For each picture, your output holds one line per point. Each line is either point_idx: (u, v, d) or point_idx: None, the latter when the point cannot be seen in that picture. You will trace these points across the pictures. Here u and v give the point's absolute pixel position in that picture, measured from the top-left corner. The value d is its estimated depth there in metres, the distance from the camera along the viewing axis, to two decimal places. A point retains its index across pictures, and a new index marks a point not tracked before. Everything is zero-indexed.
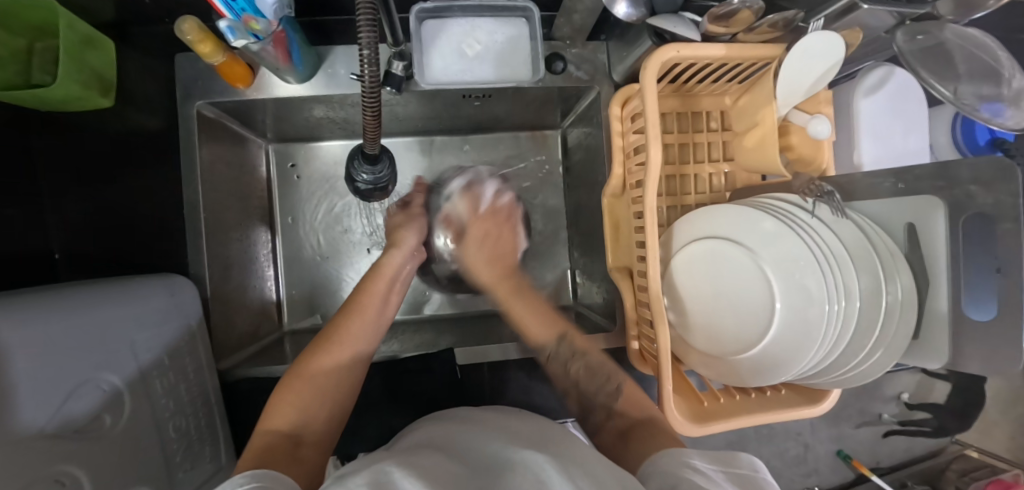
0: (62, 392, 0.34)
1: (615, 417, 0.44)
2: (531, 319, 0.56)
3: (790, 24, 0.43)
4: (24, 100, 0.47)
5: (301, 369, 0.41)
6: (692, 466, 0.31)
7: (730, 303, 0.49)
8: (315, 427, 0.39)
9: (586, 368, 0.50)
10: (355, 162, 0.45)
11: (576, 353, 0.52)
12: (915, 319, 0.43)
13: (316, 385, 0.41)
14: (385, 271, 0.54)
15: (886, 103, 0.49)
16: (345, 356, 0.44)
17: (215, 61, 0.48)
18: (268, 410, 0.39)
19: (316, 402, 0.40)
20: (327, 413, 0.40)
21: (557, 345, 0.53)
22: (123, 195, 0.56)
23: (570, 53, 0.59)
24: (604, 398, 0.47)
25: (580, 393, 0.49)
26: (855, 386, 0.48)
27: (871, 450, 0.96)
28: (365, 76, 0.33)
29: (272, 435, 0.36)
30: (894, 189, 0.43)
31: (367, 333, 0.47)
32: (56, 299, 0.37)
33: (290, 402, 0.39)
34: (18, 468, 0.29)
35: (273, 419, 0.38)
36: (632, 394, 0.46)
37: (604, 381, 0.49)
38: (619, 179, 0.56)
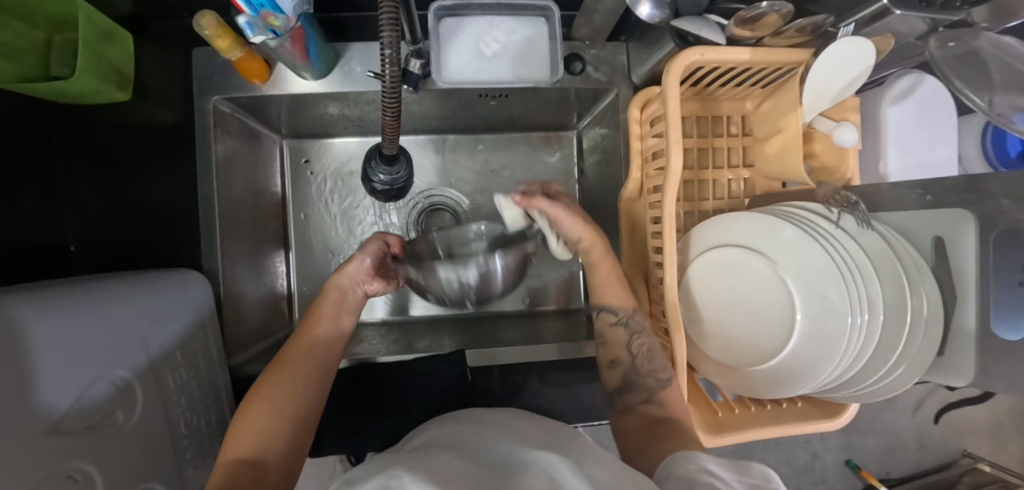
0: (75, 388, 0.34)
1: (651, 404, 0.45)
2: (613, 290, 0.52)
3: (819, 28, 0.43)
4: (42, 92, 0.47)
5: (258, 392, 0.39)
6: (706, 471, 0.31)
7: (749, 313, 0.48)
8: (280, 448, 0.37)
9: (647, 348, 0.48)
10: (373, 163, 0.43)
11: (643, 331, 0.49)
12: (940, 335, 0.41)
13: (275, 408, 0.38)
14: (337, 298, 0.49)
15: (914, 112, 0.48)
16: (300, 375, 0.41)
17: (232, 56, 0.48)
18: (228, 436, 0.37)
19: (278, 423, 0.38)
20: (291, 433, 0.38)
21: (629, 316, 0.51)
22: (137, 189, 0.56)
23: (589, 54, 0.57)
24: (649, 386, 0.46)
25: (633, 371, 0.48)
26: (874, 401, 0.46)
27: (879, 460, 0.96)
28: (385, 75, 0.32)
29: (232, 464, 0.34)
30: (922, 200, 0.42)
31: (322, 348, 0.45)
32: (68, 296, 0.37)
33: (251, 427, 0.37)
34: (27, 467, 0.29)
35: (233, 447, 0.36)
36: (676, 391, 0.45)
37: (659, 367, 0.47)
38: (637, 183, 0.55)
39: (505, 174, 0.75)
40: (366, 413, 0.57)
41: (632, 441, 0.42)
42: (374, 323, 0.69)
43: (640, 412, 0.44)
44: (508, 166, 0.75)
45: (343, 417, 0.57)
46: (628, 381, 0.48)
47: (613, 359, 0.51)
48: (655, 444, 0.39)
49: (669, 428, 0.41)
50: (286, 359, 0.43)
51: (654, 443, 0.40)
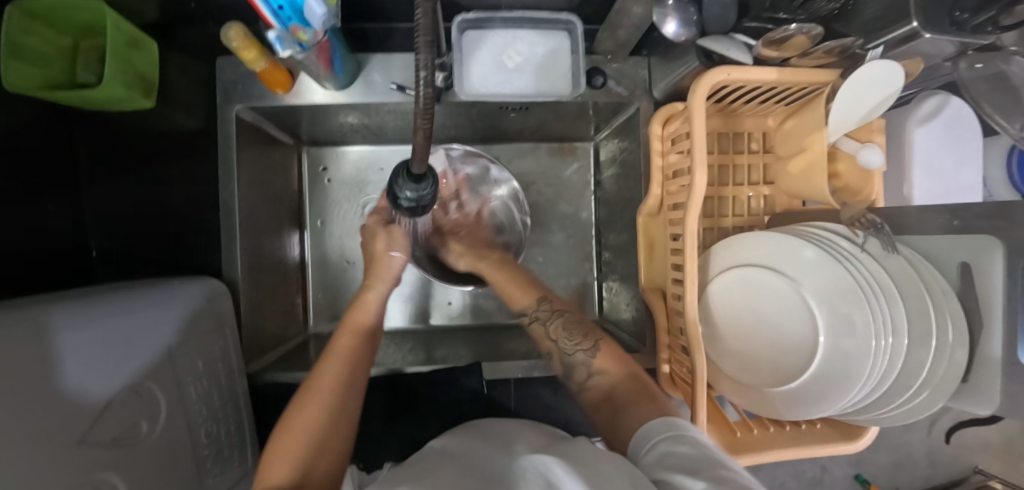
0: (99, 402, 0.34)
1: (595, 376, 0.46)
2: (513, 287, 0.58)
3: (848, 50, 0.42)
4: (70, 98, 0.48)
5: (291, 418, 0.40)
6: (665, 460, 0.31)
7: (767, 331, 0.48)
8: (315, 474, 0.37)
9: (565, 327, 0.51)
10: (399, 178, 0.38)
11: (553, 315, 0.53)
12: (965, 363, 0.41)
13: (311, 430, 0.40)
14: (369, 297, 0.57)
15: (941, 135, 0.48)
16: (330, 392, 0.43)
17: (256, 67, 0.48)
18: (262, 467, 0.37)
19: (309, 450, 0.38)
20: (324, 460, 0.39)
21: (537, 308, 0.55)
22: (159, 195, 0.56)
23: (611, 68, 0.57)
24: (582, 360, 0.48)
25: (563, 354, 0.50)
26: (895, 426, 0.46)
27: (889, 475, 0.96)
28: (418, 91, 0.29)
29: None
30: (949, 225, 0.42)
31: (350, 364, 0.47)
32: (84, 313, 0.37)
33: (283, 456, 0.37)
34: (55, 480, 0.29)
35: (264, 478, 0.36)
36: (606, 357, 0.47)
37: (580, 340, 0.49)
38: (656, 199, 0.55)
39: (520, 185, 0.75)
40: (382, 422, 0.57)
41: (605, 412, 0.42)
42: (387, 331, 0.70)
43: (591, 386, 0.46)
44: (524, 176, 0.75)
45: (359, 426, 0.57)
46: (565, 364, 0.49)
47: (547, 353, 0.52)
48: (615, 419, 0.40)
49: None
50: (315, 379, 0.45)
51: (614, 419, 0.40)
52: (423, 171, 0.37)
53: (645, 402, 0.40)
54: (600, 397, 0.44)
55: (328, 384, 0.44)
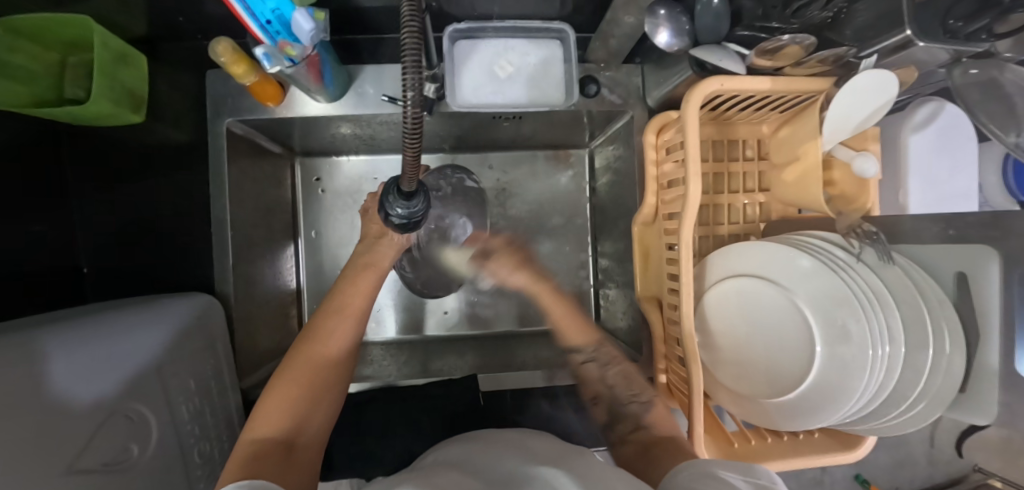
0: (88, 429, 0.33)
1: (641, 430, 0.43)
2: (574, 328, 0.57)
3: (841, 59, 0.42)
4: (57, 115, 0.47)
5: (285, 373, 0.43)
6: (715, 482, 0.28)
7: (758, 327, 0.48)
8: (303, 430, 0.40)
9: (625, 376, 0.50)
10: (388, 196, 0.38)
11: (612, 361, 0.53)
12: (963, 374, 0.40)
13: (305, 388, 0.42)
14: (379, 261, 0.55)
15: (934, 142, 0.47)
16: (328, 355, 0.46)
17: (246, 81, 0.48)
18: (254, 414, 0.40)
19: (303, 407, 0.42)
20: (313, 418, 0.42)
21: (595, 350, 0.54)
22: (149, 211, 0.56)
23: (604, 76, 0.57)
24: (636, 412, 0.46)
25: (615, 402, 0.49)
26: (892, 435, 0.46)
27: (890, 475, 0.96)
28: (406, 101, 0.28)
29: (260, 441, 0.37)
30: (944, 235, 0.42)
31: (350, 331, 0.49)
32: (68, 339, 0.36)
33: (281, 407, 0.40)
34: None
35: (257, 425, 0.39)
36: (659, 413, 0.44)
37: (638, 392, 0.48)
38: (651, 208, 0.55)
39: (515, 193, 0.75)
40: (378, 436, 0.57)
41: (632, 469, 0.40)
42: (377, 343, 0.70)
43: (634, 439, 0.43)
44: (519, 184, 0.75)
45: (354, 441, 0.56)
46: (613, 412, 0.48)
47: (593, 396, 0.53)
48: (646, 462, 0.38)
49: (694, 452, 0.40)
50: (313, 339, 0.47)
51: (650, 463, 0.38)
52: (414, 188, 0.36)
53: (673, 449, 0.38)
54: (640, 449, 0.41)
55: (327, 348, 0.47)
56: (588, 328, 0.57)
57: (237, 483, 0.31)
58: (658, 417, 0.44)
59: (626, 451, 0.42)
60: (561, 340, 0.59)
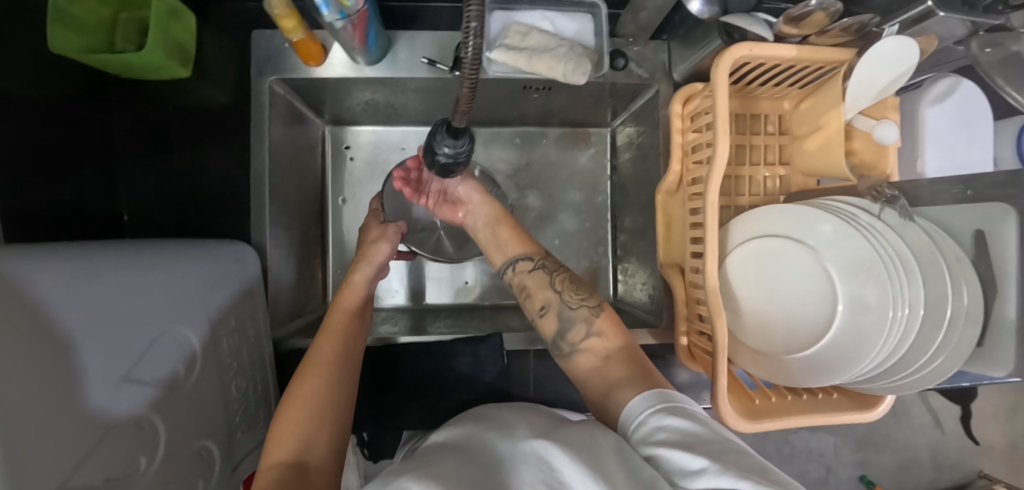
0: (142, 342, 0.35)
1: (593, 338, 0.46)
2: (516, 240, 0.56)
3: (864, 28, 0.44)
4: (112, 64, 0.50)
5: (291, 395, 0.40)
6: (661, 428, 0.33)
7: (784, 311, 0.50)
8: (317, 451, 0.37)
9: (571, 282, 0.51)
10: (437, 134, 0.40)
11: (558, 268, 0.53)
12: (980, 328, 0.42)
13: (312, 405, 0.39)
14: (355, 284, 0.54)
15: (950, 114, 0.49)
16: (330, 369, 0.43)
17: (293, 37, 0.50)
18: (267, 444, 0.37)
19: (313, 424, 0.38)
20: (326, 434, 0.38)
21: (544, 259, 0.53)
22: (189, 164, 0.58)
23: (632, 51, 0.59)
24: (584, 316, 0.47)
25: (563, 308, 0.49)
26: (910, 394, 0.47)
27: (893, 477, 1.04)
28: (465, 57, 0.27)
29: (274, 468, 0.35)
30: (962, 195, 0.44)
31: (346, 345, 0.46)
32: (133, 256, 0.38)
33: (291, 426, 0.37)
34: (98, 410, 0.30)
35: (274, 450, 0.36)
36: (608, 317, 0.48)
37: (587, 296, 0.49)
38: (676, 176, 0.57)
39: (538, 170, 0.77)
40: (403, 391, 0.58)
41: (594, 387, 0.43)
42: (393, 309, 0.72)
43: (586, 348, 0.46)
44: (543, 161, 0.77)
45: (378, 395, 0.58)
46: (562, 320, 0.48)
47: (542, 305, 0.50)
48: (608, 395, 0.41)
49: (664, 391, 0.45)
50: (311, 358, 0.44)
51: (609, 393, 0.41)
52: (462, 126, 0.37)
53: (637, 379, 0.40)
54: (595, 363, 0.45)
55: (326, 358, 0.43)
56: (529, 242, 0.56)
57: None
58: (608, 325, 0.47)
59: (584, 363, 0.46)
60: (497, 257, 0.57)
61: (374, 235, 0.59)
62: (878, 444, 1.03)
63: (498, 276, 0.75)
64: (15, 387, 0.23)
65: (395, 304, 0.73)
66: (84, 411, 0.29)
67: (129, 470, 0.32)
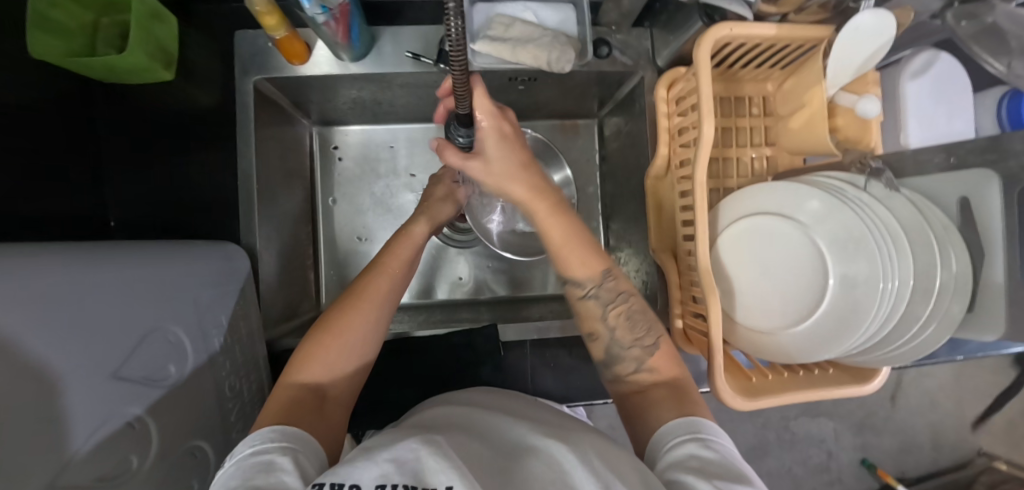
0: (131, 340, 0.35)
1: (642, 373, 0.44)
2: (580, 262, 0.44)
3: (840, 4, 0.45)
4: (94, 68, 0.49)
5: (328, 324, 0.41)
6: (691, 456, 0.33)
7: (784, 263, 0.50)
8: (335, 384, 0.40)
9: (628, 316, 0.45)
10: (451, 126, 0.45)
11: (617, 297, 0.45)
12: (969, 292, 0.43)
13: (344, 342, 0.41)
14: (413, 233, 0.52)
15: (931, 87, 0.50)
16: (371, 309, 0.43)
17: (277, 35, 0.50)
18: (294, 361, 0.40)
19: (337, 360, 0.40)
20: (349, 370, 0.41)
21: (599, 287, 0.45)
22: (175, 166, 0.57)
23: (616, 38, 0.60)
24: (635, 357, 0.45)
25: (615, 345, 0.46)
26: (903, 364, 0.47)
27: (895, 460, 1.04)
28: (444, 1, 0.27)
29: (298, 389, 0.38)
30: (946, 163, 0.45)
31: (394, 287, 0.46)
32: (120, 254, 0.37)
33: (322, 354, 0.40)
34: (88, 407, 0.29)
35: (302, 370, 0.39)
36: (663, 357, 0.45)
37: (643, 335, 0.45)
38: (664, 160, 0.57)
39: None
40: (401, 387, 0.58)
41: (630, 408, 0.43)
42: None
43: (632, 381, 0.45)
44: None
45: (374, 393, 0.57)
46: (609, 355, 0.46)
47: (590, 332, 0.47)
48: (643, 413, 0.41)
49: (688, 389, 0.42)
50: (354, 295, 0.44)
51: (647, 410, 0.41)
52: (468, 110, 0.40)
53: (678, 400, 0.40)
54: (637, 395, 0.43)
55: (376, 300, 0.44)
56: (595, 258, 0.45)
57: (269, 425, 0.33)
58: (664, 362, 0.44)
59: (623, 391, 0.45)
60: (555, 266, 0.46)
61: (440, 193, 0.62)
62: (877, 428, 1.04)
63: (493, 271, 0.75)
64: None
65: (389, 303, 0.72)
66: (72, 411, 0.28)
67: (120, 469, 0.31)
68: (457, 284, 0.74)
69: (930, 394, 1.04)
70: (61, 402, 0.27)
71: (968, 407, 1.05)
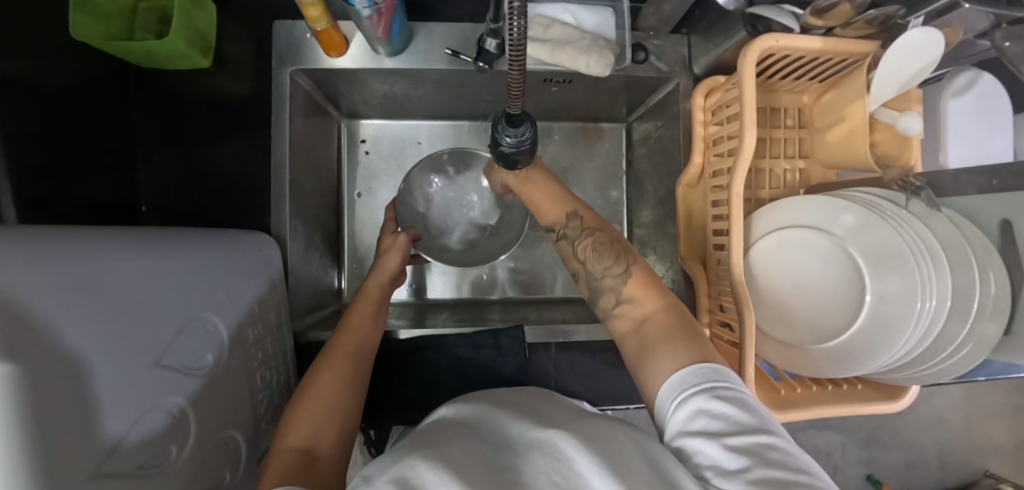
0: (173, 329, 0.34)
1: (625, 305, 0.43)
2: (545, 205, 0.50)
3: (888, 19, 0.45)
4: (134, 53, 0.49)
5: (308, 383, 0.39)
6: (703, 411, 0.32)
7: (813, 291, 0.50)
8: (326, 444, 0.36)
9: (595, 248, 0.46)
10: (498, 125, 0.40)
11: (586, 232, 0.47)
12: (1009, 314, 0.42)
13: (327, 396, 0.38)
14: (371, 294, 0.51)
15: (973, 108, 0.50)
16: (347, 362, 0.42)
17: (317, 26, 0.50)
18: (281, 429, 0.36)
19: (326, 413, 0.37)
20: (341, 426, 0.37)
21: (566, 226, 0.48)
22: (207, 155, 0.57)
23: (652, 44, 0.59)
24: (611, 287, 0.44)
25: (592, 278, 0.46)
26: (935, 383, 0.47)
27: (901, 476, 1.04)
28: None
29: (288, 453, 0.34)
30: (987, 185, 0.44)
31: (364, 340, 0.45)
32: (163, 242, 0.37)
33: (303, 417, 0.37)
34: (133, 396, 0.29)
35: (286, 437, 0.35)
36: (638, 283, 0.43)
37: (612, 263, 0.45)
38: (697, 168, 0.57)
39: (554, 164, 0.77)
40: (423, 385, 0.57)
41: (628, 349, 0.41)
42: (406, 304, 0.72)
43: (619, 315, 0.43)
44: (558, 156, 0.78)
45: (396, 389, 0.57)
46: (592, 290, 0.46)
47: (573, 272, 0.48)
48: (646, 358, 0.38)
49: (675, 331, 0.39)
50: (330, 353, 0.43)
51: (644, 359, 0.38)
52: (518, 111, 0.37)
53: (687, 346, 0.37)
54: (630, 329, 0.42)
55: (344, 356, 0.42)
56: (561, 201, 0.50)
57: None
58: (641, 291, 0.43)
59: (616, 329, 0.43)
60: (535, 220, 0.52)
61: (387, 245, 0.58)
62: (886, 443, 1.04)
63: (514, 271, 0.74)
64: (54, 369, 0.22)
65: (410, 298, 0.73)
66: (119, 401, 0.28)
67: (160, 458, 0.31)
68: (478, 283, 0.74)
69: (941, 412, 1.04)
70: (111, 391, 0.27)
71: (977, 427, 1.05)
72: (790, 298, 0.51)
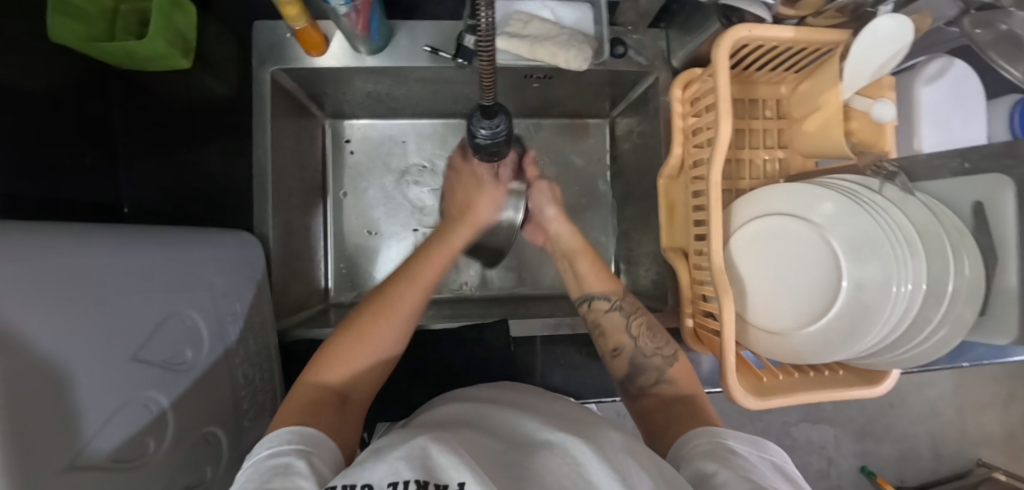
0: (149, 326, 0.34)
1: (663, 385, 0.46)
2: (599, 278, 0.54)
3: (859, 8, 0.45)
4: (112, 53, 0.49)
5: (360, 326, 0.42)
6: (723, 452, 0.34)
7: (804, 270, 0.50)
8: (356, 387, 0.41)
9: (648, 328, 0.50)
10: (473, 117, 0.40)
11: (636, 311, 0.51)
12: (982, 298, 0.43)
13: (371, 347, 0.42)
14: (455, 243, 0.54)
15: (945, 94, 0.51)
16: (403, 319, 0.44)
17: (296, 25, 0.50)
18: (319, 363, 0.40)
19: (364, 360, 0.42)
20: (372, 374, 0.42)
21: (622, 300, 0.52)
22: (188, 153, 0.58)
23: (631, 38, 0.60)
24: (657, 366, 0.48)
25: (638, 354, 0.49)
26: (914, 366, 0.48)
27: (894, 468, 1.04)
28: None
29: (319, 389, 0.38)
30: (960, 168, 0.45)
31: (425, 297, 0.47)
32: (140, 238, 0.37)
33: (344, 358, 0.41)
34: (110, 388, 0.29)
35: (323, 370, 0.40)
36: (682, 370, 0.48)
37: (662, 345, 0.49)
38: (677, 159, 0.57)
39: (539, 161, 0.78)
40: (408, 382, 0.58)
41: (652, 421, 0.44)
42: None
43: (653, 393, 0.46)
44: (543, 152, 0.78)
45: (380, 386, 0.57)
46: (633, 366, 0.48)
47: (613, 347, 0.50)
48: (666, 430, 0.41)
49: (690, 405, 0.43)
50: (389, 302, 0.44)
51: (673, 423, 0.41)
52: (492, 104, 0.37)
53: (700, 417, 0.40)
54: (661, 406, 0.44)
55: (405, 312, 0.44)
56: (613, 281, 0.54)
57: (286, 425, 0.33)
58: (683, 376, 0.47)
59: (645, 404, 0.46)
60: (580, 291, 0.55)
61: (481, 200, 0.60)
62: (878, 435, 1.04)
63: (501, 268, 0.75)
64: (23, 352, 0.22)
65: None
66: (96, 392, 0.28)
67: (138, 452, 0.31)
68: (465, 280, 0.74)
69: (932, 402, 1.04)
70: (84, 378, 0.27)
71: (969, 415, 1.05)
72: (772, 287, 0.51)
